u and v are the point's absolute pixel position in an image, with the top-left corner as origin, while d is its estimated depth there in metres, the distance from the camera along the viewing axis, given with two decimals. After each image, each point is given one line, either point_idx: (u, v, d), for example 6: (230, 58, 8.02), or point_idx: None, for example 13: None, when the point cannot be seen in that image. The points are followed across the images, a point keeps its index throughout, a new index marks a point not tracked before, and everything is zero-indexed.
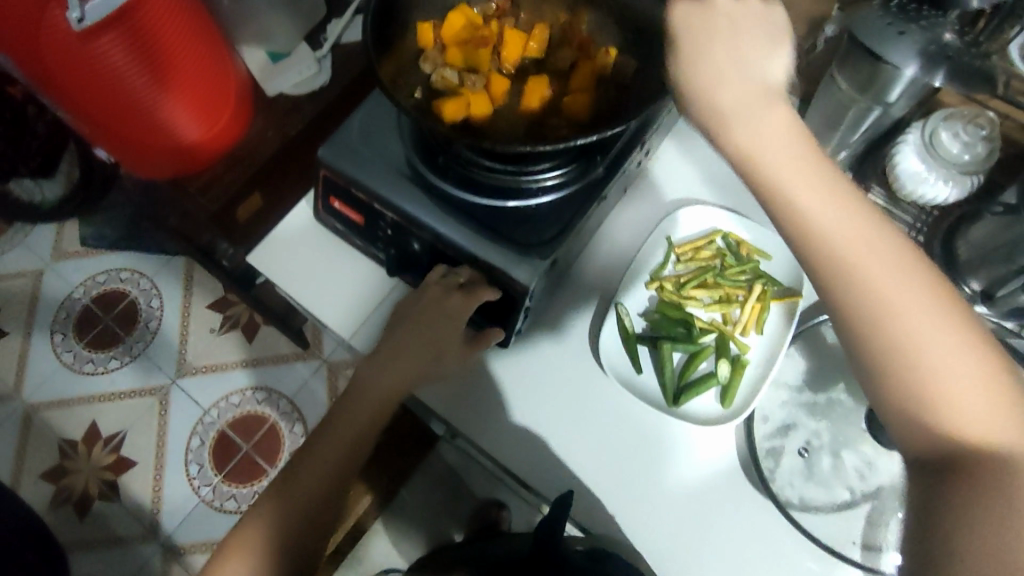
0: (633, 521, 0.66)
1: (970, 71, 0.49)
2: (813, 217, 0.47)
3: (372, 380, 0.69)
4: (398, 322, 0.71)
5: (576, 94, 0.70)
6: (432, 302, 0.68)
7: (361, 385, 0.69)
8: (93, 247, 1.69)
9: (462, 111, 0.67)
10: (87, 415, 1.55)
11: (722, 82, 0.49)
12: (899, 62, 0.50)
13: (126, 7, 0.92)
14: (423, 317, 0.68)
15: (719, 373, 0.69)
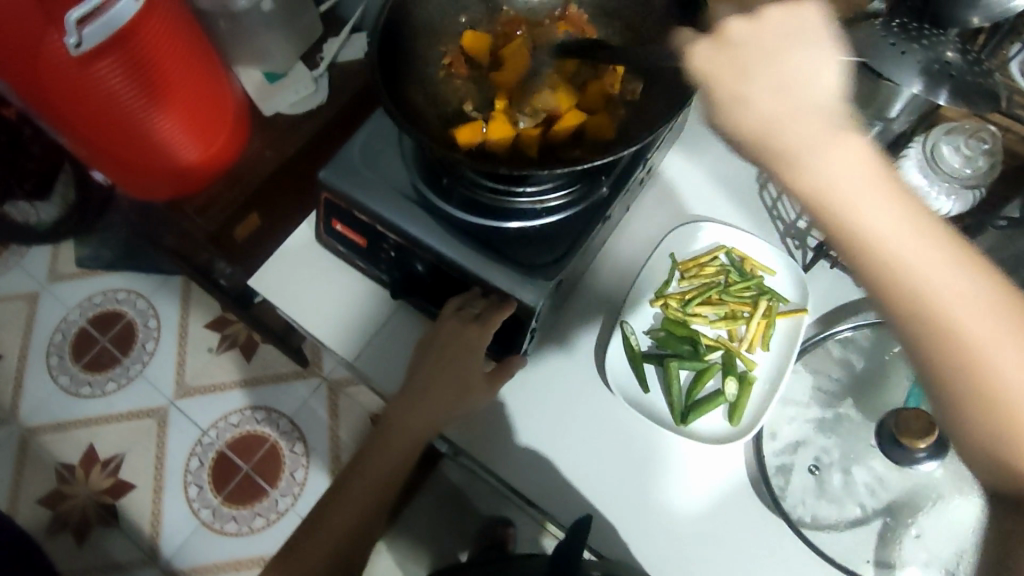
0: (646, 543, 0.66)
1: (973, 90, 0.48)
2: (893, 266, 0.46)
3: (406, 417, 0.69)
4: (419, 352, 0.71)
5: (595, 117, 0.68)
6: (450, 335, 0.68)
7: (397, 421, 0.70)
8: (89, 268, 1.68)
9: (477, 137, 0.66)
10: (85, 438, 1.54)
11: (779, 110, 0.48)
12: (901, 80, 0.49)
13: (123, 31, 0.93)
14: (445, 351, 0.69)
15: (727, 391, 0.69)
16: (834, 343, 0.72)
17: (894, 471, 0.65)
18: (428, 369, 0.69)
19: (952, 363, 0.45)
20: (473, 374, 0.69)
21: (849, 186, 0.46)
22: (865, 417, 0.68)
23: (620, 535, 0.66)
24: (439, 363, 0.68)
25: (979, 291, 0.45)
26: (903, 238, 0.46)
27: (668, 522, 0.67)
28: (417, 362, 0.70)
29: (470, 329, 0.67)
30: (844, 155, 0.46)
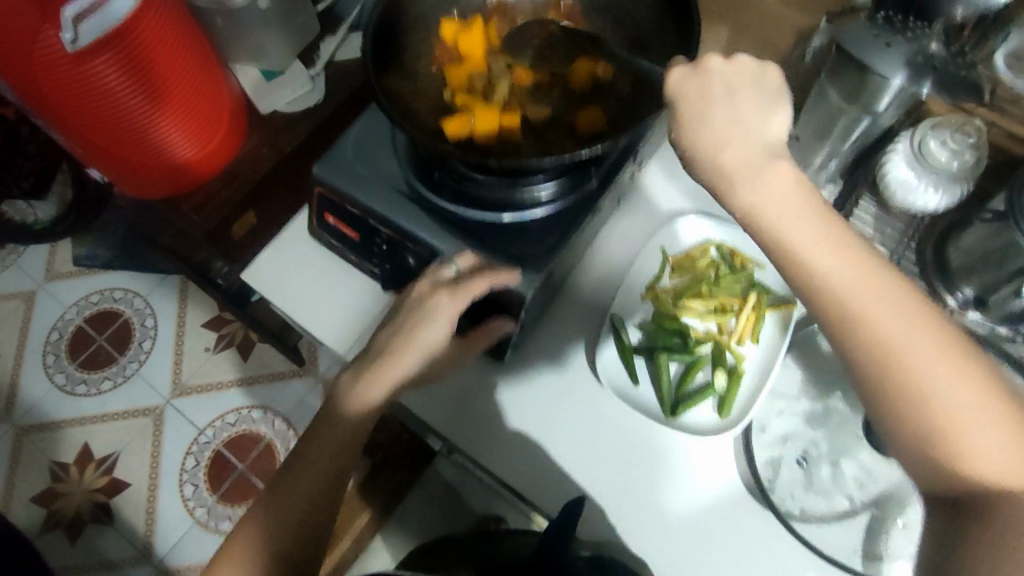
0: (636, 536, 0.66)
1: (957, 81, 0.51)
2: (826, 291, 0.47)
3: (366, 389, 0.66)
4: (385, 330, 0.68)
5: (585, 112, 0.69)
6: (420, 303, 0.67)
7: (353, 399, 0.66)
8: (86, 267, 1.69)
9: (465, 129, 0.66)
10: (80, 437, 1.54)
11: (731, 140, 0.49)
12: (886, 71, 0.51)
13: (118, 28, 0.94)
14: (414, 323, 0.66)
15: (716, 383, 0.69)
16: (823, 336, 0.73)
17: (881, 464, 0.67)
18: (398, 352, 0.66)
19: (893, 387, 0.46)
20: (449, 352, 0.69)
21: (790, 220, 0.48)
22: (852, 410, 0.69)
23: (611, 529, 0.66)
24: (414, 345, 0.66)
25: (913, 313, 0.46)
26: (844, 267, 0.47)
27: (658, 516, 0.66)
28: (383, 339, 0.67)
29: (439, 300, 0.65)
30: (783, 187, 0.48)
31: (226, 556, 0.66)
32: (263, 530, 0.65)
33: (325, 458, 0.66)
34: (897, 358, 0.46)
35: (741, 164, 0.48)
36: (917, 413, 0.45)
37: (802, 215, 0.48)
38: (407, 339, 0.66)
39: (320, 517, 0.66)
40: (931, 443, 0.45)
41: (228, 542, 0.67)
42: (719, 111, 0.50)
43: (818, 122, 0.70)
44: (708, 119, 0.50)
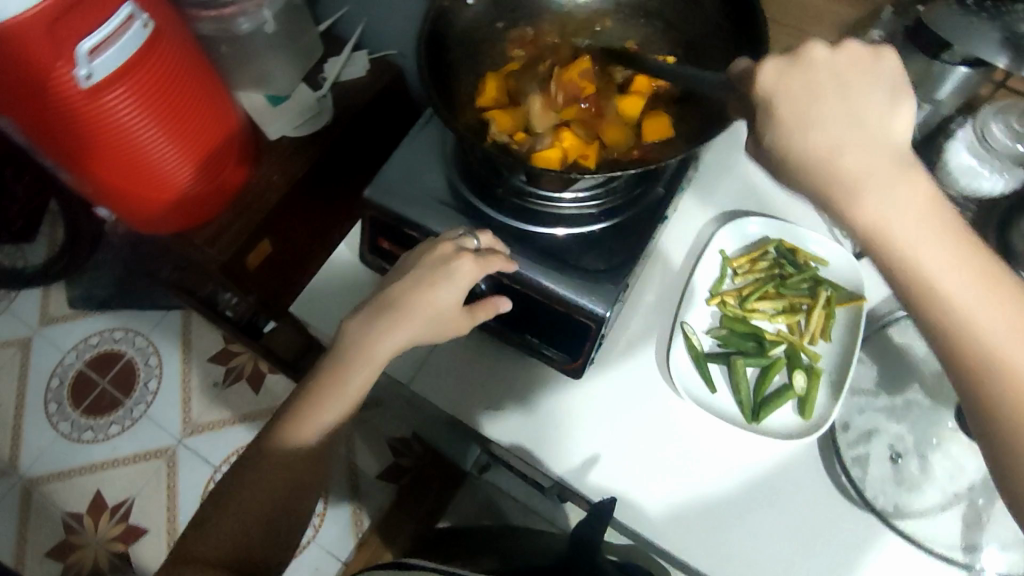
0: (736, 560, 0.63)
1: None
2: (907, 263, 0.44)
3: (371, 342, 0.60)
4: (398, 282, 0.62)
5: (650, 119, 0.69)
6: (438, 257, 0.62)
7: (358, 351, 0.60)
8: (82, 308, 1.63)
9: (560, 157, 0.66)
10: (90, 485, 1.47)
11: (834, 140, 0.45)
12: (987, 55, 0.52)
13: (131, 60, 0.90)
14: (429, 275, 0.61)
15: (796, 385, 0.68)
16: (893, 328, 0.72)
17: (967, 452, 0.66)
18: (420, 308, 0.60)
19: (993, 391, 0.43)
20: (460, 317, 0.62)
21: (925, 245, 0.44)
22: (933, 402, 0.69)
23: (696, 546, 0.64)
24: (435, 307, 0.61)
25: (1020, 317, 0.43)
26: (952, 265, 0.44)
27: (754, 535, 0.64)
28: (398, 287, 0.61)
29: (461, 264, 0.61)
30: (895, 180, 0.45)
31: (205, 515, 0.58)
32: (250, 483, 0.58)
33: (332, 409, 0.60)
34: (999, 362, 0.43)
35: (857, 165, 0.45)
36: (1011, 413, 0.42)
37: (895, 188, 0.44)
38: (423, 297, 0.60)
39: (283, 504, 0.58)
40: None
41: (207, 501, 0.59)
42: (835, 112, 0.46)
43: None
44: (814, 132, 0.45)
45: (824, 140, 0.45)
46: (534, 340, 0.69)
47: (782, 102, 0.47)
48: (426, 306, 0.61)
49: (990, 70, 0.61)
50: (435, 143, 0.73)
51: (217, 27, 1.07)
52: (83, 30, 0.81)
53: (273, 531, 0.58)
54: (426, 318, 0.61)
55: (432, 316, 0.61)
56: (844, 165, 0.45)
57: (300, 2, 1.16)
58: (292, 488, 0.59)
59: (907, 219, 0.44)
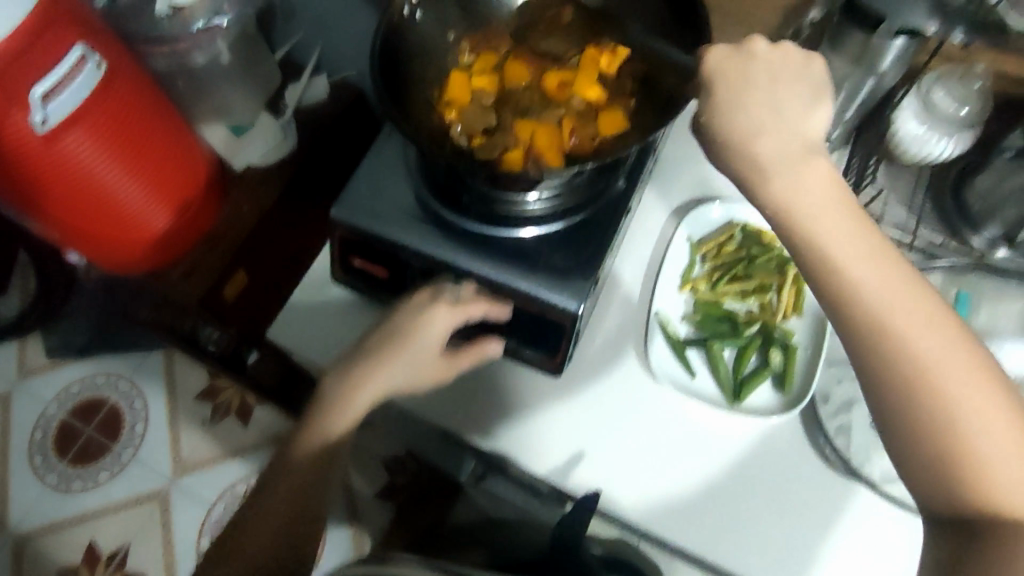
0: (730, 541, 0.64)
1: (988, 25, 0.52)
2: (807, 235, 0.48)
3: (354, 385, 0.64)
4: (379, 331, 0.66)
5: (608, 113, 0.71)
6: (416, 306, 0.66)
7: (343, 395, 0.64)
8: (60, 357, 1.60)
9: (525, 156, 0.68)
10: (83, 536, 1.45)
11: (765, 128, 0.49)
12: (916, 24, 0.55)
13: (86, 103, 0.89)
14: (407, 323, 0.65)
15: (772, 362, 0.70)
16: None
17: None
18: (399, 356, 0.65)
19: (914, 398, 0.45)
20: (440, 362, 0.66)
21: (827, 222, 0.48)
22: None
23: (689, 529, 0.65)
24: (413, 355, 0.65)
25: (941, 333, 0.46)
26: (853, 249, 0.47)
27: (747, 516, 0.65)
28: (380, 336, 0.66)
29: (434, 314, 0.65)
30: (828, 205, 0.48)
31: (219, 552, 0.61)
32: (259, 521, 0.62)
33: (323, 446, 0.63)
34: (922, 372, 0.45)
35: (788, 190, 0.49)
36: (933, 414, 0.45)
37: (797, 169, 0.49)
38: (399, 349, 0.65)
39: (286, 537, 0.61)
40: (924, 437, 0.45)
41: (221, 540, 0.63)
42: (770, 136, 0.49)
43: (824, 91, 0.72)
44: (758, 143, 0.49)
45: (774, 150, 0.49)
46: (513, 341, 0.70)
47: (725, 99, 0.51)
48: (405, 352, 0.65)
49: (928, 40, 0.63)
50: (397, 158, 0.73)
51: (171, 61, 1.07)
52: (33, 76, 0.81)
53: (287, 547, 0.62)
54: (402, 367, 0.65)
55: (411, 359, 0.65)
56: (754, 149, 0.49)
57: (255, 31, 1.16)
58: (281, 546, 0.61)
59: (808, 194, 0.48)
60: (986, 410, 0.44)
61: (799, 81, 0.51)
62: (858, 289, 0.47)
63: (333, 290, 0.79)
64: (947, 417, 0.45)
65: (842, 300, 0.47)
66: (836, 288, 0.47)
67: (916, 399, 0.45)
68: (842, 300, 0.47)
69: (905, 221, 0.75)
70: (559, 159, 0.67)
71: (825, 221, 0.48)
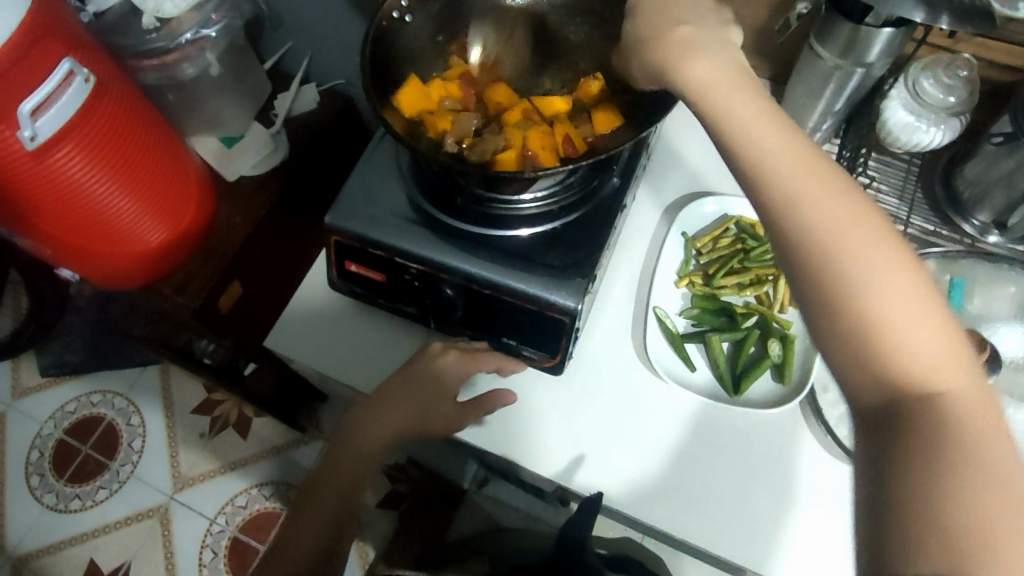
0: (739, 534, 0.64)
1: (972, 11, 0.53)
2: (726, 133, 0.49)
3: (371, 423, 0.70)
4: (393, 380, 0.70)
5: (599, 113, 0.72)
6: (426, 360, 0.70)
7: (363, 426, 0.71)
8: (54, 375, 1.59)
9: (520, 163, 0.68)
10: (83, 555, 1.43)
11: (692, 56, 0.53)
12: (904, 14, 0.54)
13: (75, 118, 0.89)
14: (415, 376, 0.69)
15: (772, 353, 0.70)
16: None
17: None
18: (413, 403, 0.69)
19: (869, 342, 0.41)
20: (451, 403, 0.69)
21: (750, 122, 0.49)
22: None
23: (698, 526, 0.65)
24: (429, 401, 0.68)
25: (905, 283, 0.41)
26: (768, 141, 0.47)
27: (754, 511, 0.65)
28: (393, 384, 0.70)
29: (447, 359, 0.70)
30: (750, 109, 0.49)
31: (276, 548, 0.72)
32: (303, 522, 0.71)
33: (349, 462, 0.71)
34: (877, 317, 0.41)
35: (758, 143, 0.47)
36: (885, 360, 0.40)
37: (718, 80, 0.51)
38: (408, 396, 0.69)
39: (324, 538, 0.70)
40: (849, 322, 0.41)
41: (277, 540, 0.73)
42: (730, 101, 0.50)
43: (813, 85, 0.72)
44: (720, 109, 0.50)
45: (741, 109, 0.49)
46: (513, 342, 0.70)
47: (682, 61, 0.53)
48: (422, 397, 0.68)
49: (914, 29, 0.64)
50: (390, 162, 0.73)
51: (160, 74, 1.07)
52: (20, 92, 0.80)
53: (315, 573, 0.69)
54: (411, 414, 0.69)
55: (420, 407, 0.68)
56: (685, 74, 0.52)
57: (243, 43, 1.16)
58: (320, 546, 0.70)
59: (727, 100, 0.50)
60: (943, 366, 0.40)
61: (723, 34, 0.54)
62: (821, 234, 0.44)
63: (330, 297, 0.79)
64: (899, 362, 0.40)
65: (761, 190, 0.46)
66: (757, 178, 0.47)
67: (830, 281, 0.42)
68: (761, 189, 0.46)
69: (898, 210, 0.76)
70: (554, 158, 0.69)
71: (747, 120, 0.49)
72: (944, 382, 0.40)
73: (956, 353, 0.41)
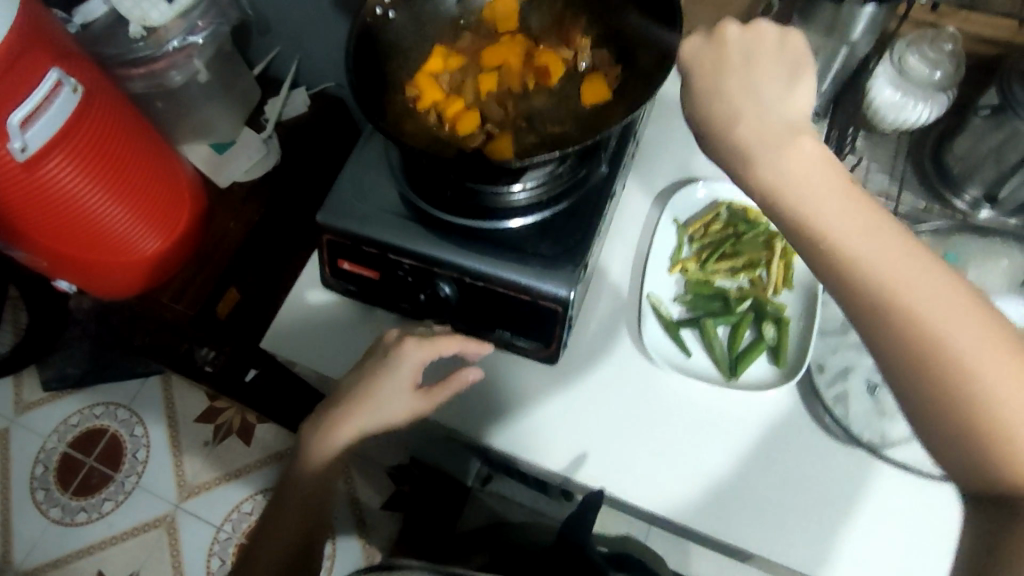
0: (735, 518, 0.64)
1: None
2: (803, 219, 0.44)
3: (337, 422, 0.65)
4: (351, 374, 0.68)
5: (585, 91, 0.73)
6: (383, 355, 0.67)
7: (331, 426, 0.65)
8: (55, 390, 1.59)
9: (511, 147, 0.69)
10: (91, 568, 1.43)
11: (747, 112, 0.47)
12: None
13: (66, 128, 0.89)
14: (377, 370, 0.66)
15: (766, 335, 0.70)
16: None
17: None
18: (372, 396, 0.65)
19: (913, 339, 0.40)
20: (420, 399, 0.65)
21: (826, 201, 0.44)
22: None
23: (695, 511, 0.64)
24: (386, 396, 0.65)
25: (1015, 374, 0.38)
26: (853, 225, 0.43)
27: (750, 494, 0.65)
28: (355, 381, 0.66)
29: (403, 347, 0.66)
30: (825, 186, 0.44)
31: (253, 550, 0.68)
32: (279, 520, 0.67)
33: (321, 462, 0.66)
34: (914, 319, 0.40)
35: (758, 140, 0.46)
36: (936, 376, 0.39)
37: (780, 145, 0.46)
38: (369, 392, 0.65)
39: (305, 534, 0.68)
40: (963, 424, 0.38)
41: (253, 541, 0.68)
42: (747, 100, 0.47)
43: (799, 65, 0.73)
44: (732, 110, 0.48)
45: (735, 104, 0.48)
46: (506, 333, 0.70)
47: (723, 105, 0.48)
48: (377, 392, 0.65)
49: (895, 6, 0.64)
50: (379, 160, 0.74)
51: (150, 83, 1.07)
52: (12, 103, 0.81)
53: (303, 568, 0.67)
54: (375, 410, 0.65)
55: (385, 401, 0.65)
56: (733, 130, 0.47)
57: (231, 49, 1.16)
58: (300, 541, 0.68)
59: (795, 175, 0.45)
60: None
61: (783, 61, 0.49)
62: (841, 247, 0.43)
63: (324, 296, 0.79)
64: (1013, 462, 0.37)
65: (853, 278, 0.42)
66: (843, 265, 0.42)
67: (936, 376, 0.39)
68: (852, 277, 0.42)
69: (889, 186, 0.75)
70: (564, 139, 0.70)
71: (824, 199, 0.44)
72: None
73: None
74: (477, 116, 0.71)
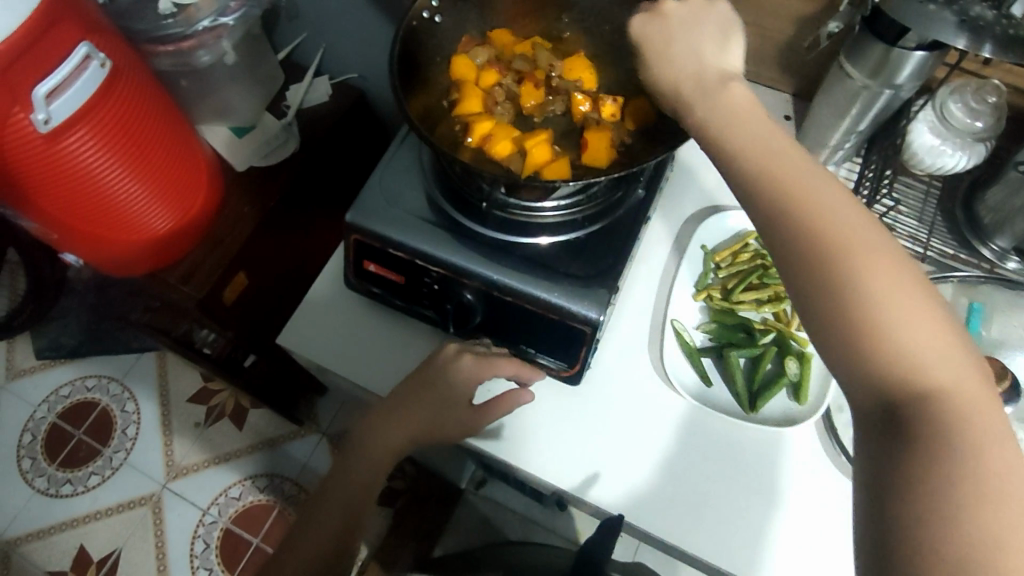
0: (747, 553, 0.64)
1: (1011, 39, 0.52)
2: (729, 149, 0.50)
3: (383, 431, 0.67)
4: (403, 385, 0.68)
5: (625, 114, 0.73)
6: (436, 364, 0.67)
7: (382, 432, 0.67)
8: (48, 359, 1.57)
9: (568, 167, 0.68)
10: (73, 542, 1.42)
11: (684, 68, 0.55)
12: (944, 39, 0.54)
13: (91, 102, 0.88)
14: (423, 382, 0.67)
15: (789, 371, 0.70)
16: None
17: None
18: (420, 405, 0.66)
19: (805, 249, 0.44)
20: (463, 406, 0.66)
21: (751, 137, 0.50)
22: None
23: (708, 544, 0.65)
24: (436, 404, 0.66)
25: (897, 275, 0.42)
26: (771, 154, 0.48)
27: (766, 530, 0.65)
28: (401, 390, 0.68)
29: (456, 361, 0.66)
30: (749, 124, 0.50)
31: (294, 548, 0.68)
32: (320, 512, 0.69)
33: (365, 463, 0.68)
34: (797, 217, 0.45)
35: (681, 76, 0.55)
36: (866, 334, 0.41)
37: (711, 89, 0.53)
38: (416, 404, 0.66)
39: (343, 531, 0.68)
40: (847, 318, 0.42)
41: (292, 541, 0.69)
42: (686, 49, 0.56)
43: (841, 103, 0.73)
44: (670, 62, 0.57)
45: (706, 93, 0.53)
46: (530, 350, 0.70)
47: (668, 59, 0.57)
48: (429, 404, 0.66)
49: (946, 53, 0.63)
50: (412, 164, 0.73)
51: (175, 61, 1.05)
52: (37, 74, 0.79)
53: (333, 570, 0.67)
54: (419, 421, 0.66)
55: (436, 411, 0.66)
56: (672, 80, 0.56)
57: (258, 32, 1.15)
58: (335, 539, 0.67)
59: (727, 112, 0.51)
60: (929, 356, 0.40)
61: (723, 27, 0.57)
62: (753, 172, 0.48)
63: (343, 293, 0.78)
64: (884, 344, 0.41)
65: (760, 201, 0.47)
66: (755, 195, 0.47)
67: (828, 271, 0.43)
68: (759, 200, 0.47)
69: (917, 233, 0.77)
70: (606, 159, 0.70)
71: (748, 140, 0.49)
72: (925, 363, 0.40)
73: (943, 335, 0.41)
74: (508, 138, 0.69)
